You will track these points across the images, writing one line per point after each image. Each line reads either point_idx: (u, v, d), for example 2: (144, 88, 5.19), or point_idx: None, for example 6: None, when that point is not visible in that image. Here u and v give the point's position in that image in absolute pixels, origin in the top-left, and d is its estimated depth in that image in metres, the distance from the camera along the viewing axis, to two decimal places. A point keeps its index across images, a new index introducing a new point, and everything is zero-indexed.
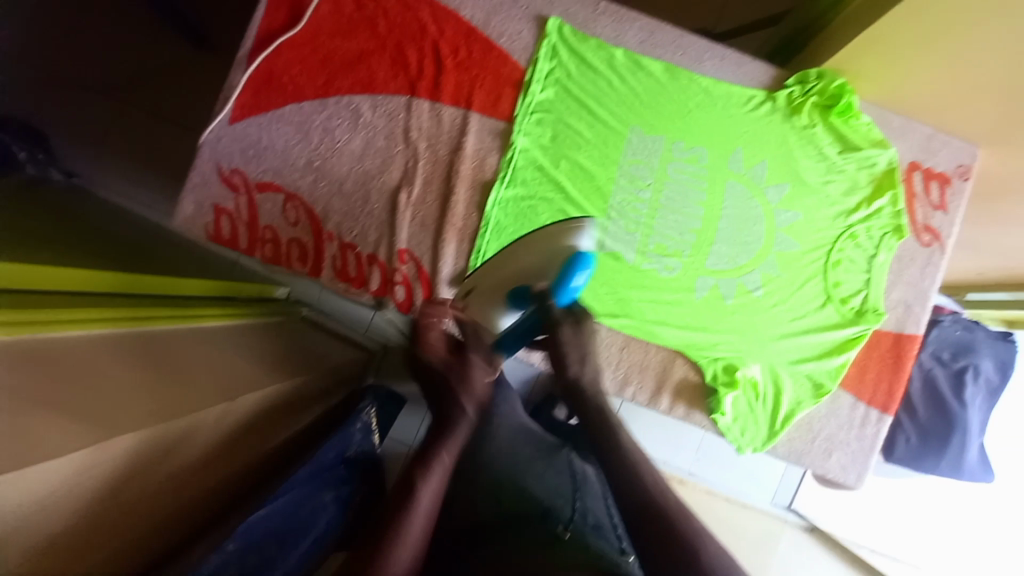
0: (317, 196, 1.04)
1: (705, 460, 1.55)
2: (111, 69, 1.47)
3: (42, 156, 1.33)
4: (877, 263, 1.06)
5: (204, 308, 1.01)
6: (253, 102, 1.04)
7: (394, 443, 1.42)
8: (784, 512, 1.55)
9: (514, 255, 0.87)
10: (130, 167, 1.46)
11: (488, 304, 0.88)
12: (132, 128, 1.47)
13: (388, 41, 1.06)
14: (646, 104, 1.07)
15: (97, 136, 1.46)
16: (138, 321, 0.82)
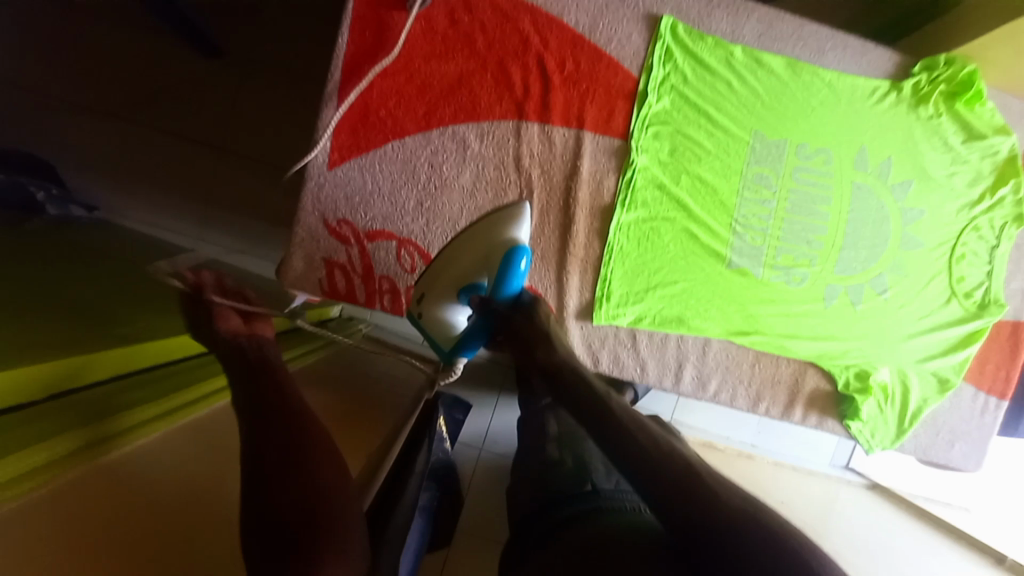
0: (432, 238, 0.99)
1: (761, 430, 1.57)
2: (125, 87, 1.30)
3: (56, 191, 1.14)
4: (999, 254, 1.05)
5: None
6: (351, 142, 0.96)
7: (466, 445, 1.43)
8: (844, 471, 1.59)
9: (452, 258, 0.80)
10: (165, 194, 1.32)
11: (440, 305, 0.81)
12: (157, 151, 1.32)
13: (489, 58, 0.96)
14: (768, 107, 1.00)
15: (120, 163, 1.31)
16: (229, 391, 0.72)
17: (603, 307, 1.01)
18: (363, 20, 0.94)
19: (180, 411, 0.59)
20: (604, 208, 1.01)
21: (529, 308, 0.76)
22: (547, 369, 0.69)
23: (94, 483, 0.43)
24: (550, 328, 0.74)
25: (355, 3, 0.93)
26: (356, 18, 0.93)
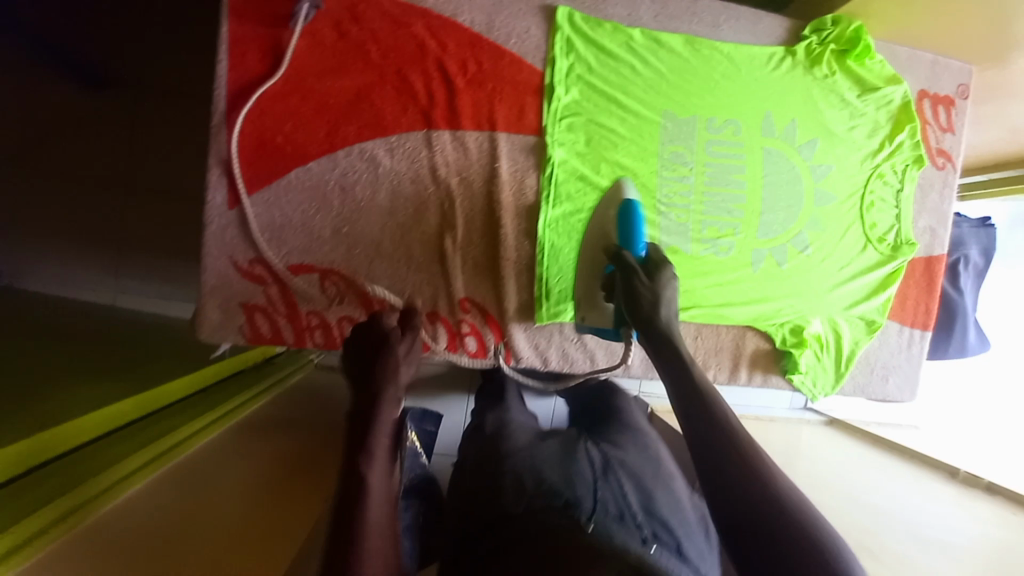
0: (357, 263, 0.95)
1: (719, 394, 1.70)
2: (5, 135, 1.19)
3: None
4: (905, 197, 1.12)
5: (230, 395, 1.05)
6: (253, 175, 0.90)
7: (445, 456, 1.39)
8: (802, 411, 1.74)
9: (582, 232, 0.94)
10: (70, 247, 1.23)
11: (593, 281, 0.90)
12: (53, 201, 1.21)
13: (386, 69, 0.92)
14: (674, 85, 1.01)
15: (15, 218, 1.20)
16: (210, 428, 0.86)
17: (543, 305, 1.01)
18: (245, 45, 0.88)
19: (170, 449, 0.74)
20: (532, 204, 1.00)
21: (651, 270, 0.73)
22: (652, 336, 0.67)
23: (89, 537, 0.54)
24: (662, 295, 0.70)
25: (232, 27, 0.87)
26: (236, 44, 0.88)
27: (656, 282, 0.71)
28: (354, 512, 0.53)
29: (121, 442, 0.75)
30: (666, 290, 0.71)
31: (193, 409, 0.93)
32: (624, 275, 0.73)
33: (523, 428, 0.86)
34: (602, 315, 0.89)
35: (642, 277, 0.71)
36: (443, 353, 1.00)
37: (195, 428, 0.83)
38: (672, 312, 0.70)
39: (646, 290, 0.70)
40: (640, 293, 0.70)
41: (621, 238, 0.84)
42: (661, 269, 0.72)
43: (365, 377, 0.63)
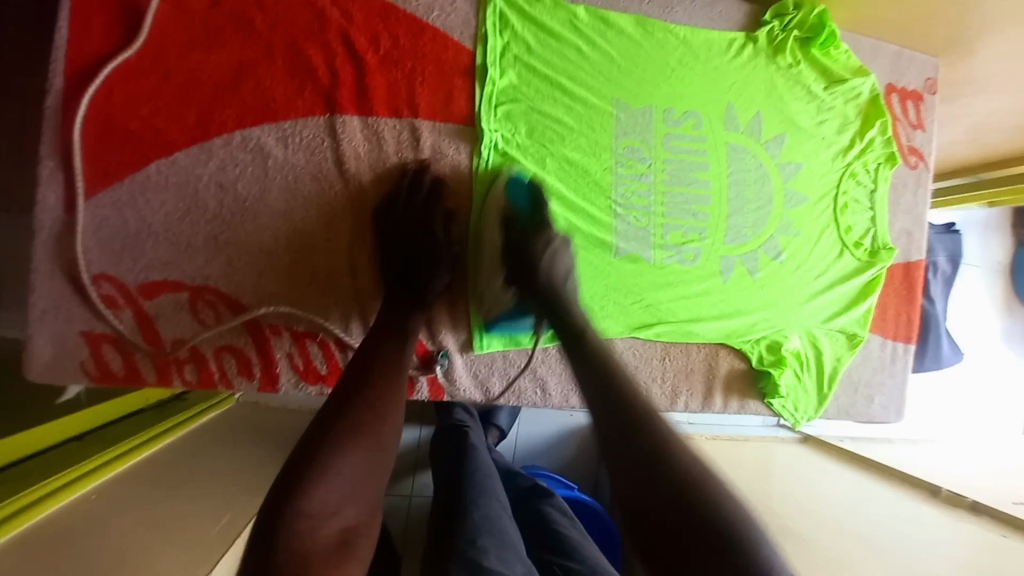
0: (240, 281, 0.75)
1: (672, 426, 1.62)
2: None
3: None
4: (879, 197, 1.02)
5: (144, 428, 0.98)
6: (99, 167, 0.71)
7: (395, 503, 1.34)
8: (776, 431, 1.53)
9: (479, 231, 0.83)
10: None
11: (494, 268, 0.82)
12: None
13: (275, 39, 0.75)
14: (625, 69, 0.89)
15: None
16: (68, 489, 0.74)
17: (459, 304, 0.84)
18: (86, 3, 0.70)
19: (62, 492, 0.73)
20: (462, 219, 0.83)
21: (536, 220, 0.80)
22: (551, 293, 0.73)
23: None
24: (549, 247, 0.77)
25: None
26: (76, 6, 0.70)
27: (542, 239, 0.78)
28: (314, 473, 0.53)
29: (12, 478, 0.73)
30: (557, 253, 0.77)
31: (63, 459, 0.81)
32: (518, 240, 0.78)
33: (499, 529, 0.92)
34: (505, 303, 0.82)
35: (529, 232, 0.78)
36: None
37: (46, 491, 0.72)
38: (561, 266, 0.77)
39: (537, 250, 0.76)
40: (535, 257, 0.76)
41: (512, 204, 0.82)
42: (545, 228, 0.79)
43: (359, 375, 0.63)
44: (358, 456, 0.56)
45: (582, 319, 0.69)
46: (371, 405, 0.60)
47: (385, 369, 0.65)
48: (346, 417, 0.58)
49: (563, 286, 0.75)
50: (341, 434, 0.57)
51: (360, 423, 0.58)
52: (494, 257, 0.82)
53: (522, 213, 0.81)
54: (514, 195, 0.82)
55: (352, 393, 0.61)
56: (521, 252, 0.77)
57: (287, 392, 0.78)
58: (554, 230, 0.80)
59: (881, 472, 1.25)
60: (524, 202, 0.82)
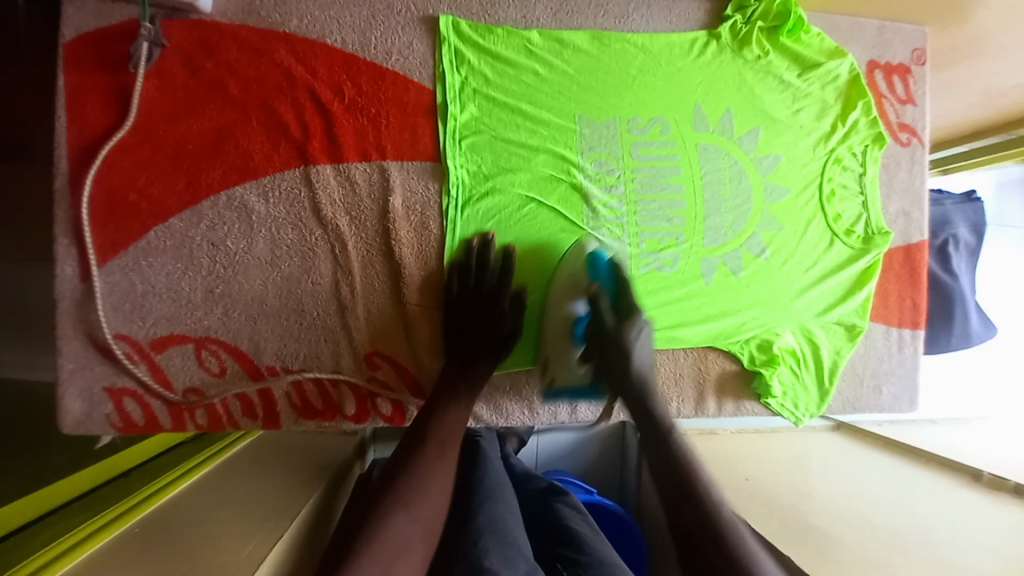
0: (237, 329, 0.82)
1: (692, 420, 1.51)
2: None
3: None
4: (869, 181, 0.98)
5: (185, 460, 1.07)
6: (107, 238, 0.79)
7: None
8: None
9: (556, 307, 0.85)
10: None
11: (566, 343, 0.84)
12: None
13: (249, 102, 0.81)
14: (585, 86, 0.90)
15: None
16: (103, 530, 0.79)
17: None
18: (80, 93, 0.78)
19: (120, 517, 0.83)
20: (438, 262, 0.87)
21: (626, 310, 0.79)
22: (637, 380, 0.76)
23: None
24: (637, 340, 0.78)
25: (66, 76, 0.77)
26: (72, 94, 0.77)
27: (631, 328, 0.78)
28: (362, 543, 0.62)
29: (78, 511, 0.84)
30: (643, 333, 0.78)
31: (103, 500, 0.87)
32: (601, 324, 0.79)
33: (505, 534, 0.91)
34: (576, 376, 0.85)
35: (619, 323, 0.78)
36: (353, 420, 0.86)
37: (88, 533, 0.77)
38: (643, 351, 0.78)
39: (626, 339, 0.77)
40: (621, 344, 0.77)
41: (596, 286, 0.82)
42: (634, 312, 0.79)
43: (412, 444, 0.73)
44: (404, 530, 0.65)
45: (655, 401, 0.74)
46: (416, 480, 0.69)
47: (439, 439, 0.74)
48: (392, 491, 0.67)
49: (647, 376, 0.77)
50: (390, 512, 0.65)
51: (407, 499, 0.67)
52: (565, 334, 0.84)
53: (608, 295, 0.81)
54: (596, 273, 0.83)
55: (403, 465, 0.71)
56: (608, 343, 0.78)
57: (289, 427, 0.84)
58: (641, 314, 0.80)
59: (914, 458, 1.19)
60: (610, 283, 0.82)
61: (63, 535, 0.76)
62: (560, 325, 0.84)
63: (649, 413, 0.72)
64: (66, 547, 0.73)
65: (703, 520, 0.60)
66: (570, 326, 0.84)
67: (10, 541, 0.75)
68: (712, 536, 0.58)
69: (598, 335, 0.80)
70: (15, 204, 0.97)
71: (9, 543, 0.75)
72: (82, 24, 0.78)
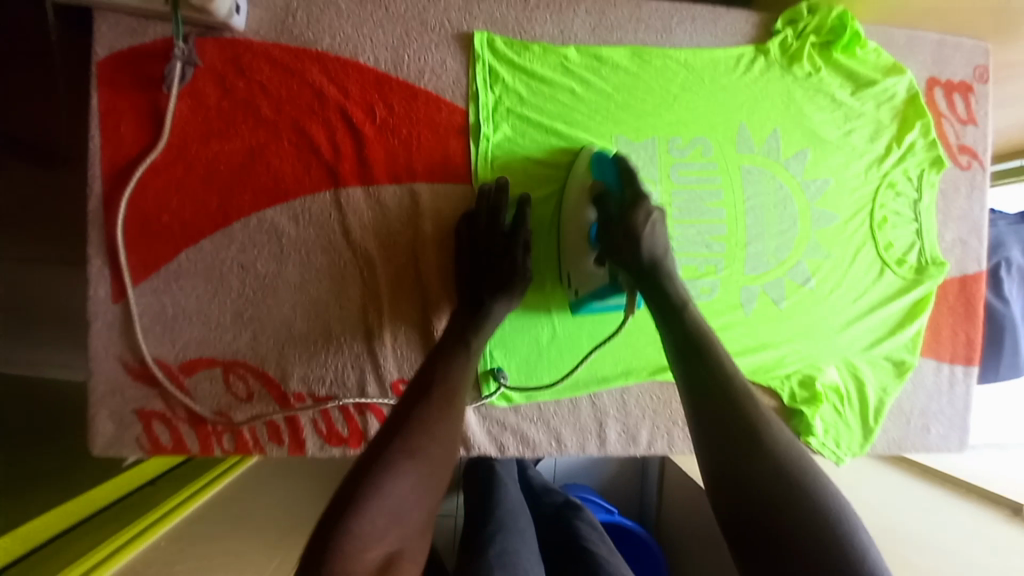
0: (266, 354, 0.81)
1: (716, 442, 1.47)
2: None
3: None
4: (924, 207, 0.92)
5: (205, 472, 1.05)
6: (140, 260, 0.78)
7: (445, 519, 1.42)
8: None
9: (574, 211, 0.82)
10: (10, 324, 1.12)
11: (582, 246, 0.81)
12: None
13: (280, 122, 0.79)
14: (624, 104, 0.86)
15: None
16: (143, 536, 0.78)
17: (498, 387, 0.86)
18: (114, 113, 0.77)
19: (153, 526, 0.82)
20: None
21: (633, 196, 0.73)
22: (655, 267, 0.69)
23: None
24: (650, 217, 0.71)
25: (99, 96, 0.76)
26: (106, 114, 0.77)
27: (640, 214, 0.71)
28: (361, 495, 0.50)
29: (110, 519, 0.82)
30: (655, 215, 0.72)
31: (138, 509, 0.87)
32: (612, 216, 0.74)
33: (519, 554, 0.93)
34: (595, 278, 0.78)
35: (625, 210, 0.73)
36: None
37: (123, 541, 0.76)
38: (661, 244, 0.71)
39: (636, 224, 0.71)
40: (632, 228, 0.71)
41: (601, 182, 0.78)
42: (642, 197, 0.72)
43: (417, 392, 0.60)
44: (411, 478, 0.53)
45: (679, 288, 0.67)
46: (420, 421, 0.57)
47: (445, 377, 0.63)
48: (399, 439, 0.55)
49: (664, 263, 0.70)
50: (398, 456, 0.53)
51: (416, 444, 0.55)
52: (583, 238, 0.80)
53: (613, 189, 0.76)
54: (603, 173, 0.78)
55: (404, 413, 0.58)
56: (616, 230, 0.73)
57: (314, 453, 0.84)
58: (652, 200, 0.73)
59: (952, 487, 1.11)
60: (614, 180, 0.77)
61: (100, 542, 0.75)
62: (579, 228, 0.81)
63: (672, 299, 0.66)
64: (104, 555, 0.72)
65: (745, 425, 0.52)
66: (587, 233, 0.80)
67: (43, 547, 0.73)
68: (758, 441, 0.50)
69: (608, 221, 0.75)
70: (44, 220, 0.97)
71: (44, 549, 0.73)
72: (115, 41, 0.77)
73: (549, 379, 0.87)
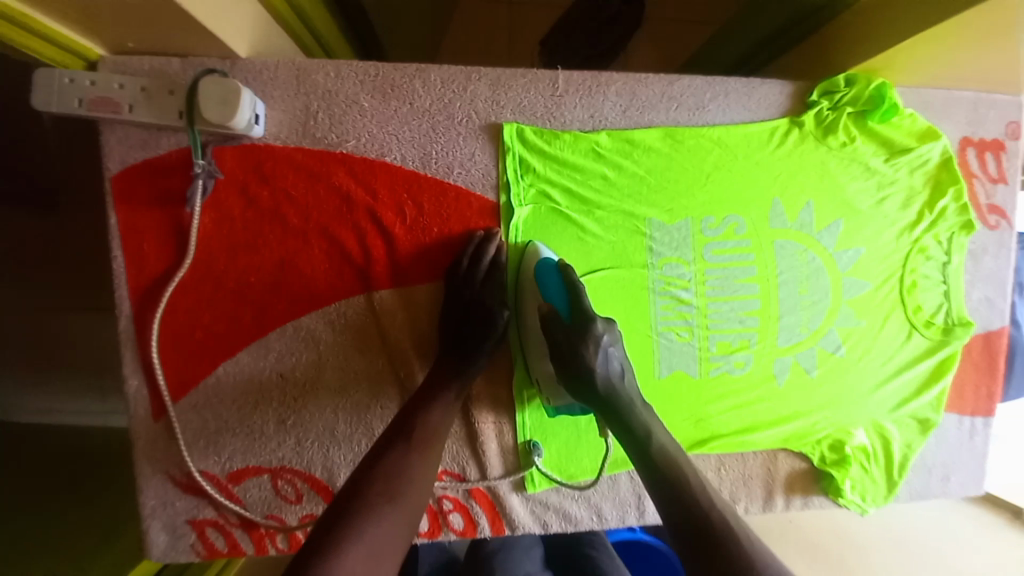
0: (311, 457, 0.82)
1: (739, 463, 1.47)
2: None
3: None
4: (952, 270, 0.93)
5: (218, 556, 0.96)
6: (177, 376, 0.78)
7: None
8: None
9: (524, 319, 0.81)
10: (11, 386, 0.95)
11: (541, 354, 0.81)
12: None
13: (309, 230, 0.77)
14: (657, 185, 0.84)
15: None
16: None
17: (539, 471, 0.88)
18: (138, 232, 0.74)
19: None
20: (505, 379, 0.86)
21: (581, 331, 0.70)
22: (613, 395, 0.69)
23: None
24: (604, 348, 0.70)
25: (120, 215, 0.74)
26: (129, 233, 0.74)
27: (591, 345, 0.70)
28: (348, 532, 0.50)
29: None
30: (608, 340, 0.70)
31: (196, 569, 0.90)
32: (562, 347, 0.70)
33: (517, 570, 0.93)
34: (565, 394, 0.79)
35: (576, 344, 0.69)
36: (427, 535, 0.87)
37: None
38: (615, 371, 0.70)
39: (584, 352, 0.69)
40: (584, 361, 0.69)
41: (551, 303, 0.75)
42: (589, 326, 0.70)
43: (401, 433, 0.64)
44: (392, 521, 0.54)
45: (639, 418, 0.67)
46: (402, 469, 0.59)
47: (425, 427, 0.66)
48: (383, 481, 0.56)
49: (622, 393, 0.69)
50: (376, 501, 0.54)
51: (393, 489, 0.56)
52: (540, 343, 0.81)
53: (561, 312, 0.74)
54: (547, 289, 0.76)
55: (386, 452, 0.60)
56: (565, 357, 0.70)
57: None
58: (598, 322, 0.71)
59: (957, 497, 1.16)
60: (562, 300, 0.75)
61: None
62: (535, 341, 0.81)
63: (634, 435, 0.66)
64: None
65: (702, 536, 0.56)
66: (544, 339, 0.80)
67: None
68: (711, 548, 0.55)
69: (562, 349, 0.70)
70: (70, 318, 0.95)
71: None
72: (129, 153, 0.73)
73: (589, 460, 0.89)
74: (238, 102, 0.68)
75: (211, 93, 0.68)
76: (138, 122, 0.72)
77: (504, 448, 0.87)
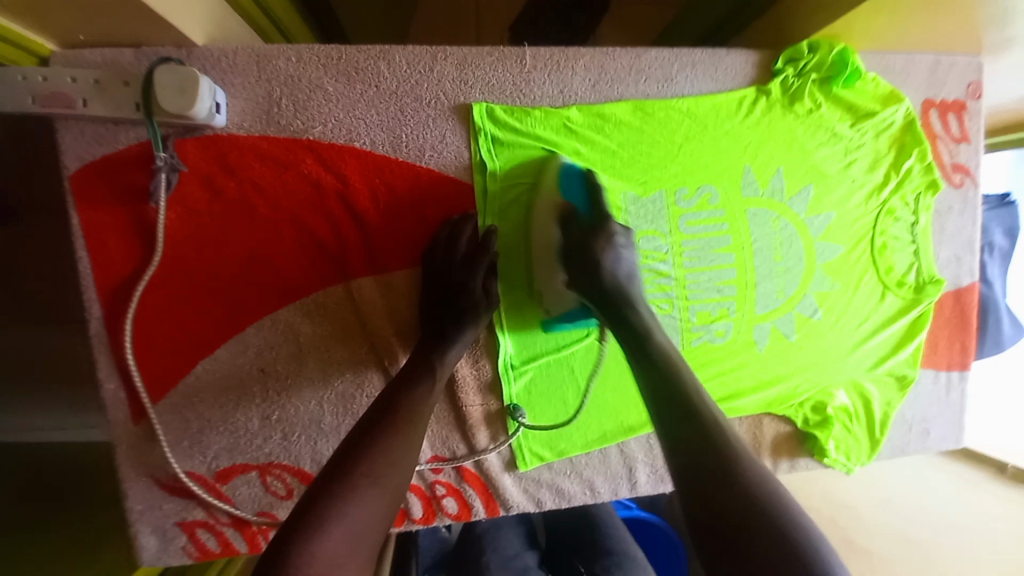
0: (298, 451, 0.81)
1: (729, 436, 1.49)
2: None
3: None
4: (920, 229, 0.95)
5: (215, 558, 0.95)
6: (152, 378, 0.76)
7: None
8: None
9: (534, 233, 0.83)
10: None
11: (551, 265, 0.82)
12: None
13: (280, 221, 0.76)
14: (630, 159, 0.85)
15: None
16: None
17: (529, 451, 0.88)
18: (102, 233, 0.72)
19: None
20: (491, 361, 0.86)
21: (598, 224, 0.75)
22: (616, 288, 0.71)
23: None
24: (614, 242, 0.74)
25: (82, 216, 0.72)
26: (92, 234, 0.72)
27: (605, 240, 0.73)
28: (328, 516, 0.49)
29: None
30: (620, 240, 0.74)
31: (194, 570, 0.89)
32: (579, 240, 0.75)
33: (505, 551, 0.95)
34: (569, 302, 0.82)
35: (590, 238, 0.74)
36: (421, 522, 0.87)
37: None
38: (624, 269, 0.73)
39: (598, 246, 0.73)
40: (594, 251, 0.73)
41: (569, 201, 0.80)
42: (606, 223, 0.75)
43: (384, 413, 0.62)
44: (376, 502, 0.53)
45: (636, 310, 0.68)
46: (385, 451, 0.57)
47: (407, 408, 0.64)
48: (364, 462, 0.55)
49: (630, 289, 0.71)
50: (360, 482, 0.53)
51: (376, 470, 0.55)
52: (550, 253, 0.82)
53: (579, 209, 0.79)
54: (568, 189, 0.81)
55: (367, 434, 0.58)
56: (579, 253, 0.74)
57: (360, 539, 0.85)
58: (615, 225, 0.76)
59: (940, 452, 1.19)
60: (582, 201, 0.79)
61: None
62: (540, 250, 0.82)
63: (631, 322, 0.67)
64: None
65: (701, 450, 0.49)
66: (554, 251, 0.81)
67: None
68: (717, 474, 0.47)
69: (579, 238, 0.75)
70: None
71: None
72: (87, 150, 0.71)
73: (579, 436, 0.89)
74: (196, 90, 0.66)
75: (167, 84, 0.66)
76: (95, 117, 0.70)
77: (493, 429, 0.87)
